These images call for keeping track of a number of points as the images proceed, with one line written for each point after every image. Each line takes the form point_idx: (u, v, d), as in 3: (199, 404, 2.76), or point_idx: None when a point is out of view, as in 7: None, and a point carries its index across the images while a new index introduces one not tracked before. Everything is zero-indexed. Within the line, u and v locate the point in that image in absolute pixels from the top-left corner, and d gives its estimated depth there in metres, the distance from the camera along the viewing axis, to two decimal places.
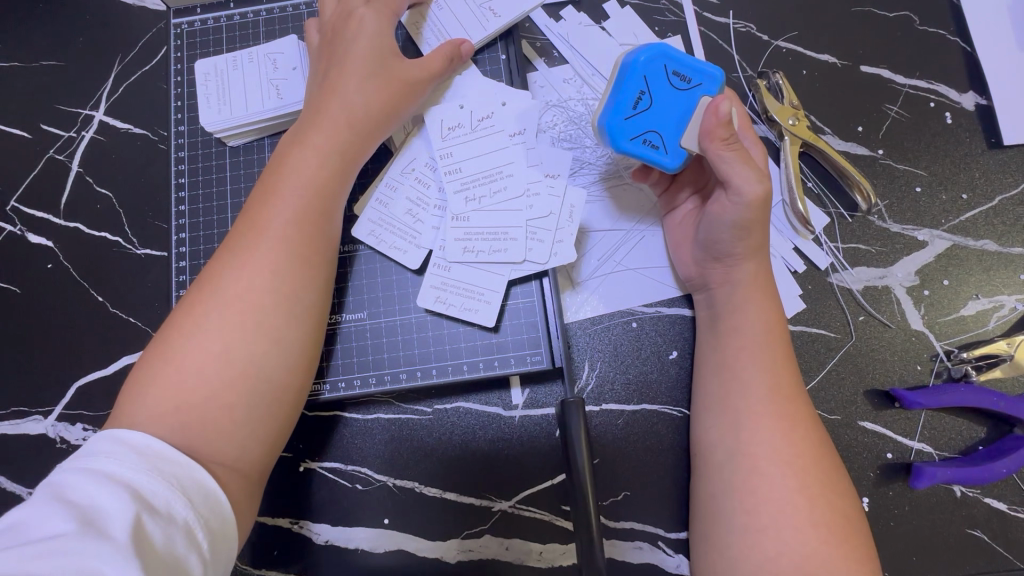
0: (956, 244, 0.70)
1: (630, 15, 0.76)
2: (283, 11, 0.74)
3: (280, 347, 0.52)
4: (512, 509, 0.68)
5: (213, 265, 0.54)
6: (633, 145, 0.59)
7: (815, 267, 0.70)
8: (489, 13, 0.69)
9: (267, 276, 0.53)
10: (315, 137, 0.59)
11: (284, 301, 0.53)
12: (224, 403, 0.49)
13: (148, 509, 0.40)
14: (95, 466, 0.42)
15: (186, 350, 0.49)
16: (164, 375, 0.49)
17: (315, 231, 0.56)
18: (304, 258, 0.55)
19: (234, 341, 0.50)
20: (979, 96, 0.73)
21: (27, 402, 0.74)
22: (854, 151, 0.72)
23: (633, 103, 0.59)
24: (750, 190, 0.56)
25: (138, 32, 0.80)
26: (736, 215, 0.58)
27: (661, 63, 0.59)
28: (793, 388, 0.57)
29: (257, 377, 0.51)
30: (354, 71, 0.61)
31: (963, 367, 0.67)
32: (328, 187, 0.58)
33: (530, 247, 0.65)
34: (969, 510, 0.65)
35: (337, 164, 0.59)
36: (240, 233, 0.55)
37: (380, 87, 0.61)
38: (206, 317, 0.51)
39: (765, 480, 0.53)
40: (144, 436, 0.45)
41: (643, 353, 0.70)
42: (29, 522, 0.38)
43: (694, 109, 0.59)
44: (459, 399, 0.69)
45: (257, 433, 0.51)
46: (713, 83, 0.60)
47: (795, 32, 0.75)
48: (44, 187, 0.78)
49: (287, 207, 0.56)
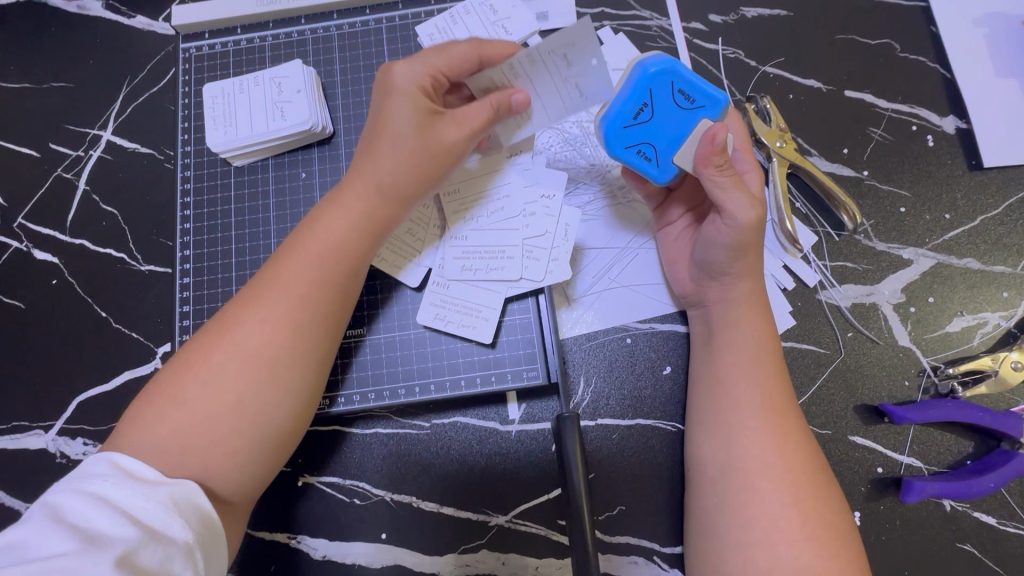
0: (940, 262, 0.72)
1: (623, 41, 0.79)
2: (288, 36, 0.77)
3: (291, 400, 0.54)
4: (509, 524, 0.69)
5: (234, 311, 0.54)
6: (627, 153, 0.61)
7: (804, 284, 0.72)
8: (501, 30, 0.73)
9: (286, 336, 0.54)
10: (345, 197, 0.59)
11: (299, 357, 0.54)
12: (229, 446, 0.50)
13: (144, 533, 0.42)
14: (95, 488, 0.43)
15: (196, 395, 0.50)
16: (174, 413, 0.50)
17: (336, 292, 0.57)
18: (324, 316, 0.56)
19: (247, 393, 0.51)
20: (959, 120, 0.75)
21: (28, 416, 0.74)
22: (840, 172, 0.75)
23: (635, 114, 0.60)
24: (743, 215, 0.59)
25: (146, 55, 0.82)
26: (729, 239, 0.60)
27: (671, 78, 0.59)
28: (786, 403, 0.59)
29: (264, 427, 0.52)
30: (397, 132, 0.58)
31: (950, 383, 0.68)
32: (352, 248, 0.58)
33: (527, 265, 0.67)
34: (959, 524, 0.66)
35: (364, 227, 0.59)
36: (263, 283, 0.56)
37: (414, 152, 0.58)
38: (221, 365, 0.52)
39: (757, 494, 0.54)
40: (131, 458, 0.46)
41: (637, 368, 0.71)
42: (33, 543, 0.40)
43: (693, 131, 0.60)
44: (456, 414, 0.70)
45: (257, 465, 0.52)
46: (717, 110, 0.60)
47: (781, 58, 0.78)
48: (51, 204, 0.79)
49: (311, 267, 0.56)
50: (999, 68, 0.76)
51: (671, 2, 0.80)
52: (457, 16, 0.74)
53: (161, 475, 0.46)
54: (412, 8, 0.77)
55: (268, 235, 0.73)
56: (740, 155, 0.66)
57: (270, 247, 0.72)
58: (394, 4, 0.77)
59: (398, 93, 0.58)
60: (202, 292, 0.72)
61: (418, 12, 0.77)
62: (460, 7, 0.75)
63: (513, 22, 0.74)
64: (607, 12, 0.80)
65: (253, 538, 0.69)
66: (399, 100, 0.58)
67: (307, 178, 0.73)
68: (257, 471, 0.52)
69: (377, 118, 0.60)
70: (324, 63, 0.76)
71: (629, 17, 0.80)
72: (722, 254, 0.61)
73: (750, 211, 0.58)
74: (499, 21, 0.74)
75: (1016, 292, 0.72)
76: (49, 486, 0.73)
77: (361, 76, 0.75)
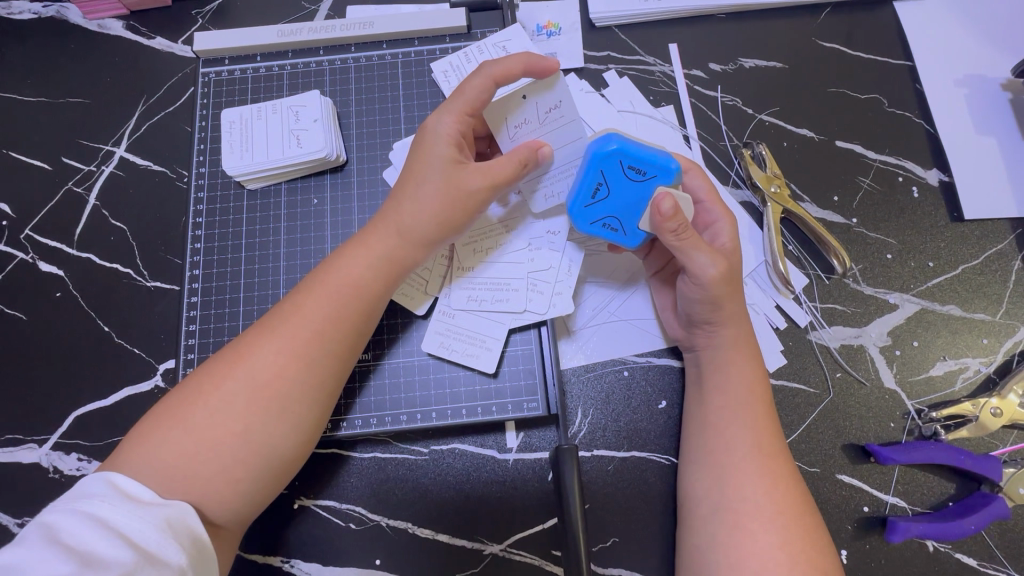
0: (924, 308, 0.76)
1: (627, 85, 0.82)
2: (305, 66, 0.80)
3: (296, 434, 0.54)
4: (503, 553, 0.69)
5: (249, 340, 0.56)
6: (594, 227, 0.64)
7: (795, 325, 0.75)
8: None
9: (297, 366, 0.55)
10: (369, 239, 0.61)
11: (308, 390, 0.55)
12: (234, 478, 0.51)
13: (141, 557, 0.42)
14: (91, 509, 0.43)
15: (203, 422, 0.51)
16: (181, 439, 0.50)
17: (354, 330, 0.58)
18: (338, 354, 0.57)
19: (255, 424, 0.52)
20: (942, 173, 0.80)
21: (22, 430, 0.74)
22: (830, 219, 0.79)
23: (591, 193, 0.62)
24: (707, 276, 0.60)
25: (165, 76, 0.84)
26: (699, 294, 0.62)
27: (615, 159, 0.60)
28: (775, 446, 0.60)
29: (270, 453, 0.53)
30: (427, 182, 0.60)
31: (933, 426, 0.71)
32: (368, 284, 0.59)
33: (531, 298, 0.69)
34: (942, 565, 0.68)
35: (386, 268, 0.60)
36: (280, 313, 0.57)
37: (441, 200, 0.60)
38: (233, 395, 0.52)
39: (746, 534, 0.56)
40: (127, 479, 0.46)
41: (634, 401, 0.73)
42: (28, 565, 0.40)
43: (648, 201, 0.61)
44: (456, 440, 0.71)
45: (259, 491, 0.53)
46: (669, 174, 0.60)
47: (776, 108, 0.82)
48: (59, 218, 0.80)
49: (330, 304, 0.58)
50: (979, 127, 0.80)
51: (673, 50, 0.84)
52: (471, 58, 0.77)
53: (156, 499, 0.46)
54: (427, 45, 0.80)
55: (277, 257, 0.74)
56: (708, 205, 0.67)
57: (279, 269, 0.74)
58: (410, 40, 0.80)
59: (433, 143, 0.61)
60: (209, 312, 0.73)
61: (432, 49, 0.80)
62: (474, 48, 0.77)
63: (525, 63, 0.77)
64: (613, 56, 0.84)
65: (245, 560, 0.69)
66: (435, 150, 0.61)
67: (319, 205, 0.75)
68: (258, 498, 0.53)
69: (409, 167, 0.62)
70: (339, 93, 0.79)
71: (633, 62, 0.84)
72: (697, 306, 0.63)
73: (713, 269, 0.60)
74: None
75: (996, 339, 0.75)
76: (42, 500, 0.72)
77: (375, 108, 0.78)
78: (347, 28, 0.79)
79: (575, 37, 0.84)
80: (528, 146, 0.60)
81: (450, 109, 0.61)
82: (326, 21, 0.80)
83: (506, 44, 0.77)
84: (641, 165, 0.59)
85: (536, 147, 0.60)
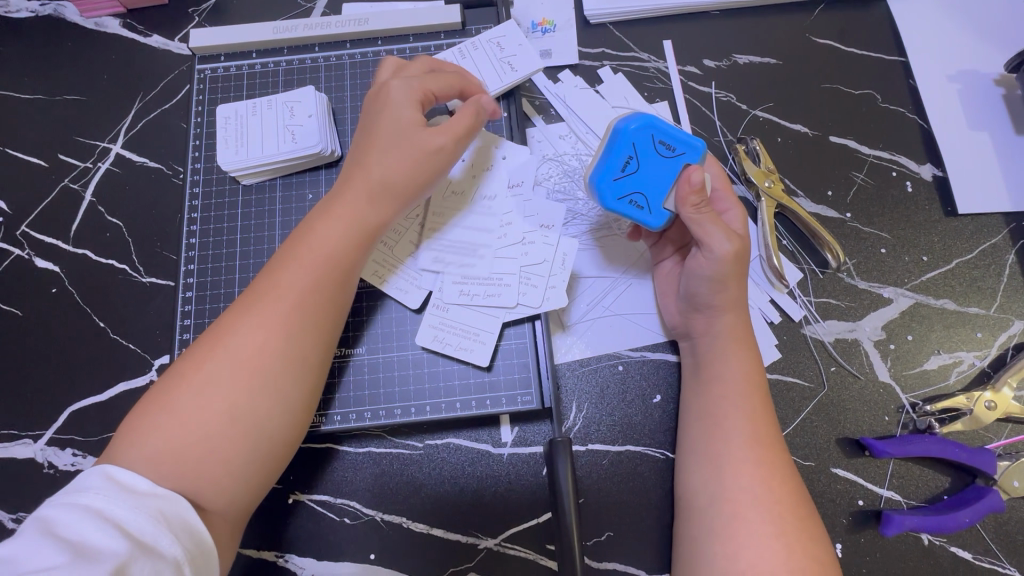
0: (918, 302, 0.76)
1: (622, 81, 0.83)
2: (301, 63, 0.80)
3: (282, 409, 0.54)
4: (498, 547, 0.69)
5: (228, 320, 0.56)
6: (620, 203, 0.64)
7: (790, 319, 0.75)
8: (507, 67, 0.75)
9: (278, 339, 0.55)
10: (337, 205, 0.61)
11: (292, 364, 0.55)
12: (225, 457, 0.51)
13: (139, 551, 0.42)
14: (90, 502, 0.43)
15: (189, 403, 0.51)
16: (168, 426, 0.50)
17: (330, 298, 0.59)
18: (319, 325, 0.57)
19: (238, 401, 0.52)
20: (936, 168, 0.80)
21: (17, 425, 0.74)
22: (824, 213, 0.79)
23: (622, 166, 0.63)
24: (722, 251, 0.62)
25: (161, 73, 0.85)
26: (709, 271, 0.63)
27: (649, 133, 0.63)
28: (771, 436, 0.60)
29: (260, 432, 0.53)
30: (392, 145, 0.62)
31: (927, 420, 0.71)
32: (345, 251, 0.60)
33: (524, 292, 0.69)
34: (937, 558, 0.68)
35: (358, 230, 0.61)
36: (258, 291, 0.57)
37: (408, 158, 0.62)
38: (215, 374, 0.52)
39: (742, 524, 0.55)
40: (126, 473, 0.46)
41: (628, 395, 0.73)
42: (28, 558, 0.40)
43: (677, 176, 0.63)
44: (450, 435, 0.71)
45: (252, 475, 0.53)
46: (696, 154, 0.64)
47: (770, 103, 0.82)
48: (56, 214, 0.80)
49: (307, 276, 0.58)
50: (972, 122, 0.81)
51: (668, 46, 0.84)
52: (465, 52, 0.77)
53: (151, 489, 0.46)
54: (422, 42, 0.80)
55: (272, 252, 0.74)
56: (722, 194, 0.67)
57: None
58: (404, 37, 0.80)
59: (389, 106, 0.64)
60: (204, 306, 0.73)
61: (427, 46, 0.80)
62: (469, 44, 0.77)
63: (519, 60, 0.76)
64: (608, 53, 0.84)
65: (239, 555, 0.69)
66: (393, 112, 0.64)
67: (314, 200, 0.75)
68: (254, 487, 0.53)
69: (372, 131, 0.64)
70: (334, 90, 0.79)
71: (628, 58, 0.84)
72: (703, 286, 0.64)
73: (727, 246, 0.62)
74: (505, 58, 0.76)
75: (990, 333, 0.75)
76: (38, 496, 0.72)
77: None
78: (342, 24, 0.79)
79: (569, 34, 0.84)
80: (477, 101, 0.65)
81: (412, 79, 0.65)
82: (322, 18, 0.80)
83: (500, 41, 0.77)
84: (673, 141, 0.63)
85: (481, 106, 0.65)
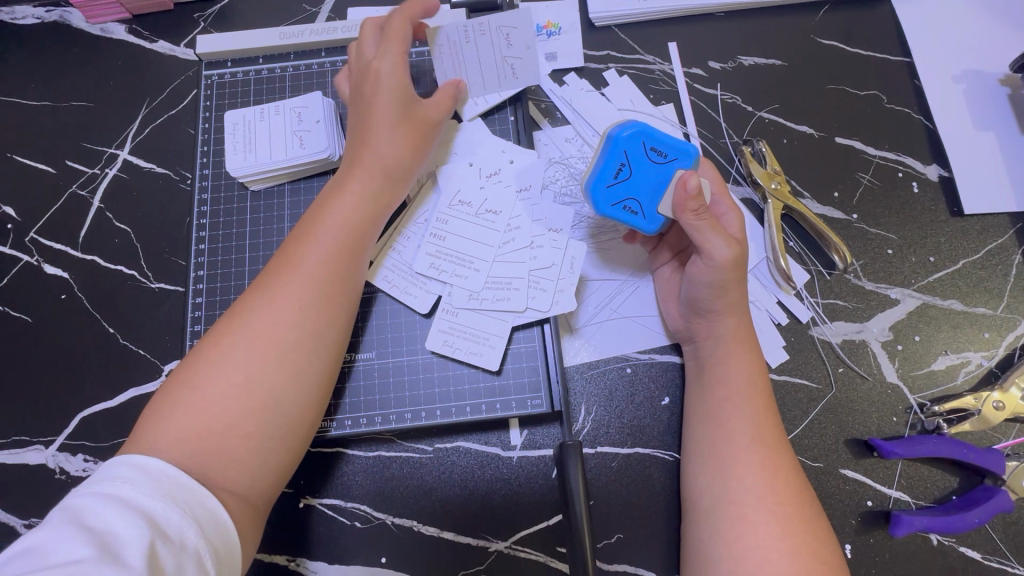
0: (925, 303, 0.76)
1: (627, 84, 0.83)
2: (307, 68, 0.80)
3: (299, 383, 0.55)
4: (507, 549, 0.69)
5: (247, 298, 0.57)
6: (613, 210, 0.64)
7: (797, 321, 0.75)
8: (510, 70, 0.72)
9: (294, 311, 0.56)
10: (348, 182, 0.63)
11: (307, 338, 0.56)
12: (244, 433, 0.51)
13: (165, 541, 0.42)
14: (117, 493, 0.43)
15: (209, 377, 0.52)
16: (190, 401, 0.51)
17: (345, 273, 0.60)
18: (333, 298, 0.58)
19: (256, 374, 0.53)
20: (941, 168, 0.80)
21: (29, 431, 0.74)
22: (831, 215, 0.79)
23: (614, 173, 0.64)
24: (720, 257, 0.61)
25: (168, 79, 0.85)
26: (710, 278, 0.63)
27: (639, 140, 0.63)
28: (775, 436, 0.61)
29: (276, 408, 0.53)
30: (393, 121, 0.65)
31: (935, 420, 0.71)
32: (356, 227, 0.62)
33: (532, 296, 0.69)
34: (945, 559, 0.68)
35: (370, 205, 0.63)
36: (274, 269, 0.58)
37: (407, 132, 0.66)
38: (235, 348, 0.53)
39: (750, 525, 0.56)
40: (153, 461, 0.46)
41: (637, 397, 0.73)
42: (53, 546, 0.39)
43: (668, 182, 0.64)
44: (460, 438, 0.72)
45: (269, 464, 0.53)
46: (688, 158, 0.64)
47: (776, 105, 0.83)
48: (64, 220, 0.81)
49: (321, 250, 0.59)
50: (977, 122, 0.81)
51: (673, 48, 0.84)
52: (470, 36, 0.70)
53: (177, 479, 0.46)
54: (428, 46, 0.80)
55: None
56: (719, 198, 0.68)
57: None
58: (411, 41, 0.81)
59: (382, 78, 0.66)
60: (213, 312, 0.73)
61: None
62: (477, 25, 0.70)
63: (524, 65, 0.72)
64: (613, 56, 0.84)
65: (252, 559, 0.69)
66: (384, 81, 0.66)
67: None
68: (269, 489, 0.53)
69: (371, 104, 0.66)
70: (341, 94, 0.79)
71: (633, 61, 0.84)
72: (705, 291, 0.64)
73: (726, 253, 0.61)
74: (510, 57, 0.72)
75: (996, 333, 0.75)
76: (50, 502, 0.72)
77: None
78: (349, 29, 0.80)
79: (575, 36, 0.85)
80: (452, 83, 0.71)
81: (388, 47, 0.66)
82: (328, 23, 0.80)
83: (511, 32, 0.71)
84: (664, 147, 0.63)
85: (456, 84, 0.71)
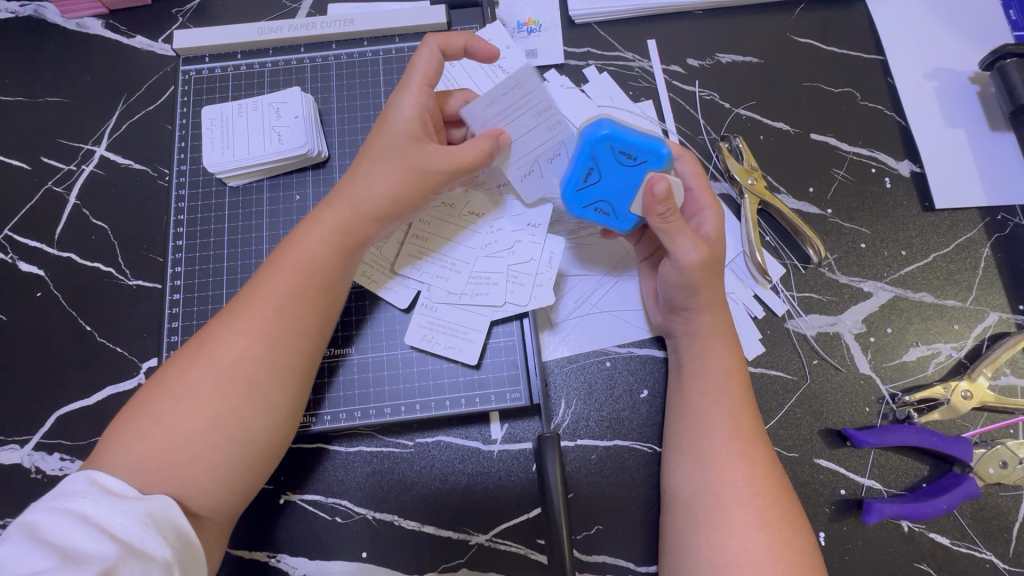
0: (897, 296, 0.78)
1: (607, 80, 0.84)
2: (286, 63, 0.80)
3: (268, 415, 0.54)
4: (489, 543, 0.70)
5: (213, 327, 0.56)
6: (586, 212, 0.65)
7: (773, 313, 0.76)
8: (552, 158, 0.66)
9: (261, 346, 0.55)
10: (322, 215, 0.61)
11: (275, 372, 0.55)
12: (210, 463, 0.51)
13: (123, 549, 0.42)
14: (74, 505, 0.44)
15: (174, 408, 0.51)
16: (152, 429, 0.50)
17: (315, 308, 0.59)
18: (300, 333, 0.57)
19: (224, 408, 0.52)
20: (913, 164, 0.82)
21: (4, 431, 0.73)
22: (806, 209, 0.80)
23: (584, 177, 0.63)
24: (688, 261, 0.62)
25: (145, 74, 0.84)
26: (678, 279, 0.64)
27: (606, 144, 0.61)
28: (753, 430, 0.62)
29: (243, 439, 0.53)
30: (378, 164, 0.61)
31: (906, 410, 0.73)
32: (326, 263, 0.60)
33: (511, 290, 0.69)
34: (916, 544, 0.70)
35: (341, 245, 0.61)
36: (242, 300, 0.58)
37: (395, 178, 0.61)
38: (199, 380, 0.53)
39: (726, 517, 0.57)
40: (109, 478, 0.46)
41: (616, 391, 0.74)
42: (12, 562, 0.40)
43: (639, 184, 0.63)
44: (440, 433, 0.72)
45: (242, 475, 0.53)
46: (658, 159, 0.62)
47: (753, 101, 0.84)
48: (39, 218, 0.80)
49: (289, 284, 0.58)
50: (948, 119, 0.83)
51: (652, 45, 0.85)
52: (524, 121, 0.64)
53: (139, 494, 0.47)
54: (409, 42, 0.80)
55: (260, 253, 0.74)
56: (696, 193, 0.68)
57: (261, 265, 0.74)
58: (390, 37, 0.81)
59: (392, 124, 0.62)
60: (191, 309, 0.73)
61: (415, 46, 0.80)
62: (536, 102, 0.63)
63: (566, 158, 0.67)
64: (593, 53, 0.85)
65: (229, 556, 0.69)
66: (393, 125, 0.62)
67: (301, 200, 0.75)
68: (241, 488, 0.53)
69: (368, 145, 0.63)
70: (321, 90, 0.79)
71: (612, 57, 0.85)
72: (676, 291, 0.65)
73: (693, 255, 0.62)
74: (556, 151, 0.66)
75: (966, 324, 0.77)
76: (25, 501, 0.72)
77: (358, 104, 0.79)
78: (327, 25, 0.79)
79: (555, 33, 0.85)
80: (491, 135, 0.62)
81: (409, 88, 0.63)
82: (306, 19, 0.80)
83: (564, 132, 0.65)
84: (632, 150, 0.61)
85: (498, 135, 0.62)
